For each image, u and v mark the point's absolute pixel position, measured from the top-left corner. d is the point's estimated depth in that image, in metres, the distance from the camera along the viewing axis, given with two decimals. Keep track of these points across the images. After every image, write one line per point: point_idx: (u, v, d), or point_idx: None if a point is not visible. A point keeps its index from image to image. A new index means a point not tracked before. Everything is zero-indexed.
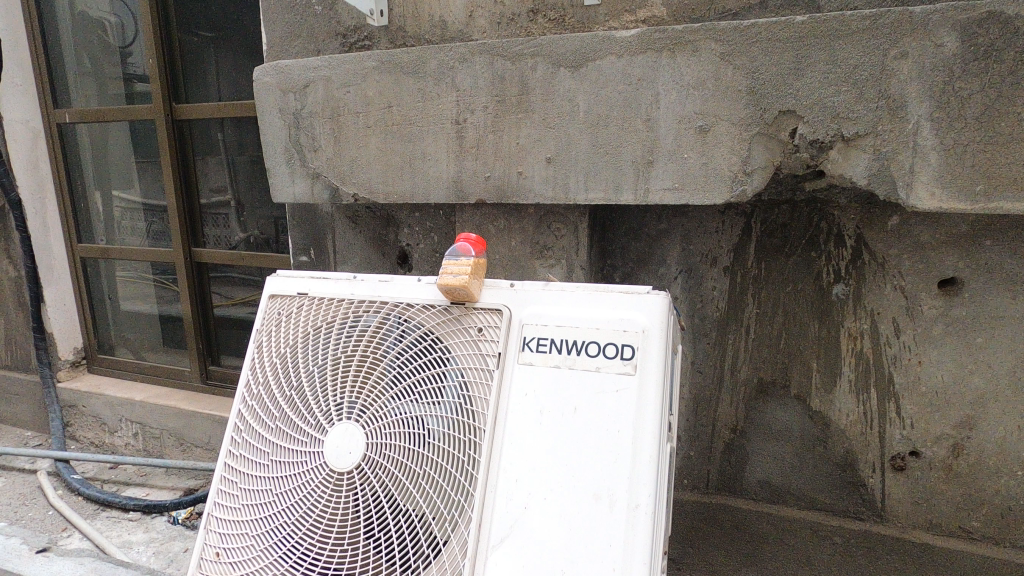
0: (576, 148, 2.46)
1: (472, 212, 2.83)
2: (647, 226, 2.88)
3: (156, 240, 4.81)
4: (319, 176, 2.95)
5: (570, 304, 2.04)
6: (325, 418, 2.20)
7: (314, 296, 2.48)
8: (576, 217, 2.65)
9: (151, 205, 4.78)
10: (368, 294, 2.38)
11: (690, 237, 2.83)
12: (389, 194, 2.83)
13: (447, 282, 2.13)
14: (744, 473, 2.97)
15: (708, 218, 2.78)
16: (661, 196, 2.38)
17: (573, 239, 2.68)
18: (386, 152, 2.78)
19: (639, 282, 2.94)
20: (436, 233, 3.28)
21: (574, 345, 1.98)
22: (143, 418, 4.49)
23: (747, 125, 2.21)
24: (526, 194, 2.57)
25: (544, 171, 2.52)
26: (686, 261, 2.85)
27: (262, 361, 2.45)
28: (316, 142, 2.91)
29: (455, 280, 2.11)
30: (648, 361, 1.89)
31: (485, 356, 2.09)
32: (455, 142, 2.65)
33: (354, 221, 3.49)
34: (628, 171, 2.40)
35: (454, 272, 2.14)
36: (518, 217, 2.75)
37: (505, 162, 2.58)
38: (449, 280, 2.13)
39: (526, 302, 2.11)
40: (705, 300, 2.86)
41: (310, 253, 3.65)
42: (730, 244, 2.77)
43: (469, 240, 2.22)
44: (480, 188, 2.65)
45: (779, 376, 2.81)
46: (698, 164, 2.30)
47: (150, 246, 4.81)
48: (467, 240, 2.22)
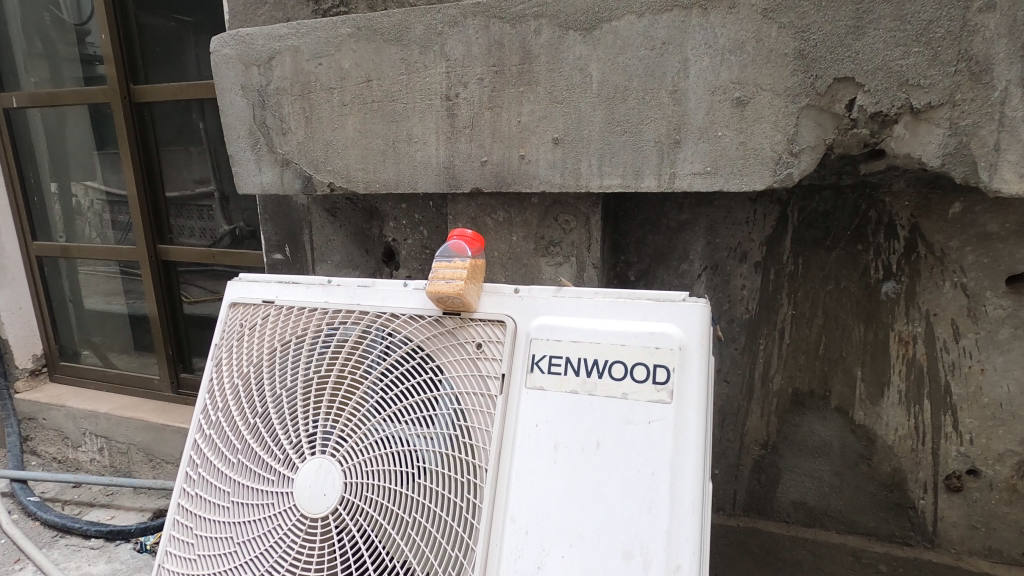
0: (588, 127, 2.09)
1: (466, 204, 2.45)
2: (667, 217, 2.52)
3: (119, 236, 4.41)
4: (289, 163, 2.56)
5: (587, 315, 1.69)
6: (295, 453, 1.85)
7: (282, 305, 2.11)
8: (588, 208, 2.28)
9: (112, 198, 4.36)
10: (345, 302, 2.01)
11: (716, 229, 2.47)
12: (370, 184, 2.45)
13: (438, 288, 1.76)
14: (776, 493, 2.65)
15: (738, 207, 2.43)
16: (689, 183, 2.02)
17: (584, 234, 2.31)
18: (366, 135, 2.40)
19: (657, 281, 2.59)
20: (426, 227, 2.90)
21: (594, 366, 1.62)
22: (110, 432, 4.11)
23: (794, 97, 1.85)
24: (529, 182, 2.21)
25: (550, 154, 2.15)
26: (711, 256, 2.50)
27: (222, 383, 2.09)
28: (285, 124, 2.51)
29: (449, 286, 1.74)
30: (687, 387, 1.54)
31: (486, 379, 1.74)
32: (445, 121, 2.27)
33: (333, 214, 3.11)
34: (651, 153, 2.03)
35: (447, 276, 1.77)
36: (519, 208, 2.38)
37: (505, 144, 2.21)
38: (440, 286, 1.76)
39: (534, 312, 1.75)
40: (732, 300, 2.51)
41: (286, 251, 3.27)
42: (762, 237, 2.42)
43: (466, 239, 1.85)
44: (476, 175, 2.28)
45: (818, 386, 2.48)
46: (735, 144, 1.94)
47: (112, 243, 4.40)
48: (463, 238, 1.85)
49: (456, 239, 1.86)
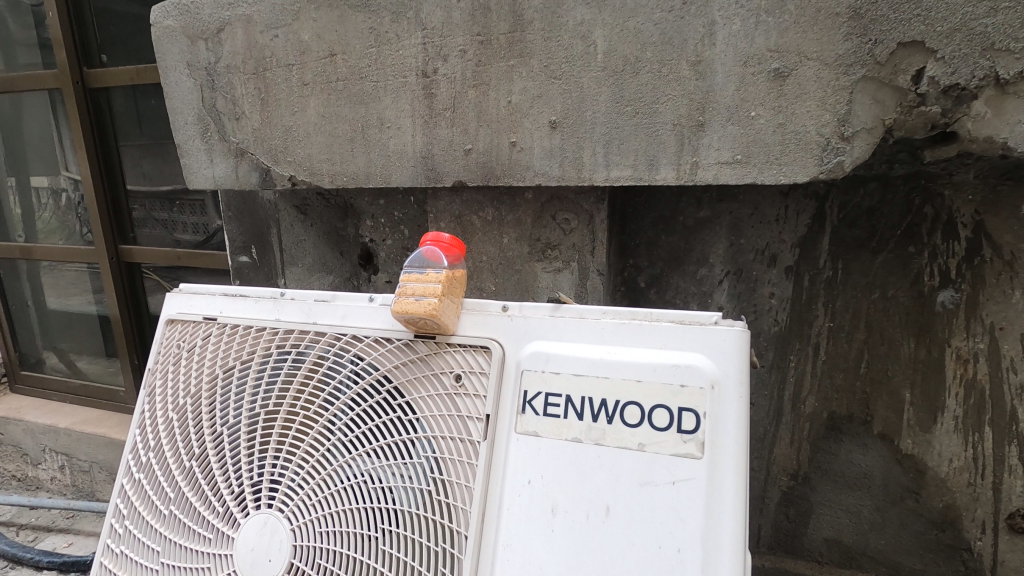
0: (592, 107, 1.73)
1: (449, 200, 2.10)
2: (683, 215, 2.17)
3: (74, 235, 4.04)
4: (244, 154, 2.21)
5: (592, 342, 1.34)
6: (236, 507, 1.51)
7: (226, 323, 1.76)
8: (591, 204, 1.93)
9: (65, 192, 3.99)
10: (298, 320, 1.66)
11: (740, 228, 2.12)
12: (336, 177, 2.10)
13: (406, 306, 1.40)
14: (806, 530, 2.31)
15: (767, 202, 2.08)
16: (714, 174, 1.67)
17: (586, 235, 1.96)
18: (330, 119, 2.04)
19: (671, 288, 2.24)
20: (407, 226, 2.57)
21: (602, 407, 1.27)
22: (70, 449, 3.78)
23: (847, 67, 1.50)
24: (521, 174, 1.86)
25: (547, 141, 1.80)
26: (735, 260, 2.15)
27: (155, 416, 1.74)
28: (238, 108, 2.16)
29: (420, 305, 1.38)
30: (722, 437, 1.19)
31: (467, 420, 1.39)
32: (422, 102, 1.91)
33: (303, 211, 2.75)
34: (668, 138, 1.68)
35: (418, 292, 1.40)
36: (511, 204, 2.02)
37: (492, 129, 1.85)
38: (409, 304, 1.40)
39: (527, 337, 1.41)
40: (759, 310, 2.17)
41: (252, 252, 2.87)
42: (794, 238, 2.08)
43: (443, 244, 1.48)
44: (459, 166, 1.92)
45: (858, 409, 2.14)
46: (771, 127, 1.59)
47: (70, 242, 4.04)
48: (439, 243, 1.48)
49: (429, 243, 1.48)
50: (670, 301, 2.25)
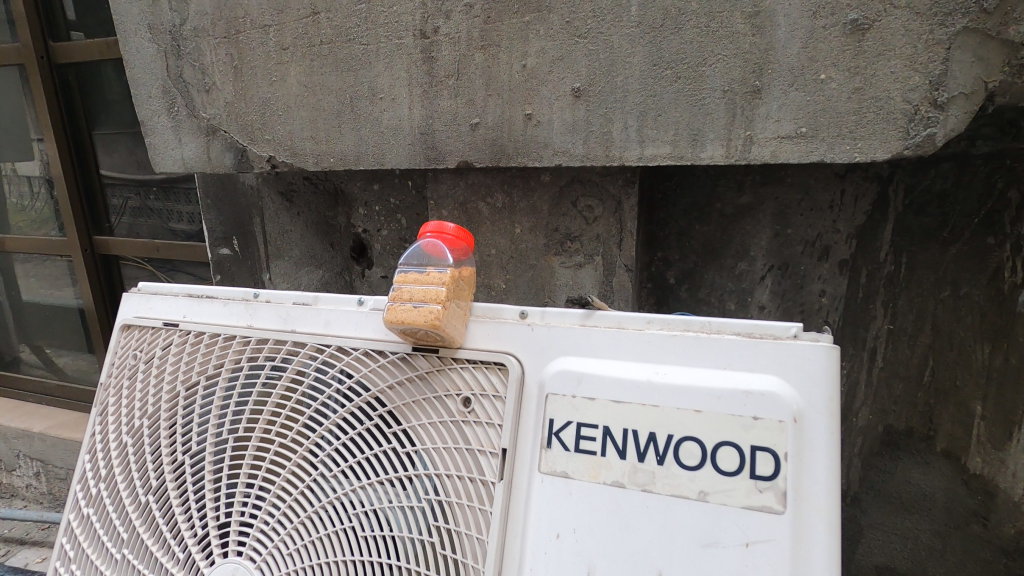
0: (624, 71, 1.45)
1: (452, 184, 1.82)
2: (721, 201, 1.89)
3: (37, 225, 3.72)
4: (216, 131, 1.93)
5: (636, 360, 1.07)
6: (199, 556, 1.24)
7: (189, 330, 1.48)
8: (618, 187, 1.65)
9: (25, 177, 3.66)
10: (274, 327, 1.39)
11: (786, 216, 1.85)
12: (321, 157, 1.81)
13: (401, 314, 1.11)
14: (855, 557, 2.04)
15: (819, 187, 1.80)
16: (772, 151, 1.38)
17: (612, 224, 1.68)
18: (313, 90, 1.75)
19: (706, 285, 1.97)
20: (404, 215, 2.29)
21: (651, 444, 1.01)
22: (45, 455, 3.52)
23: (943, 14, 1.20)
24: (537, 152, 1.57)
25: (568, 113, 1.52)
26: (780, 252, 1.88)
27: (106, 440, 1.47)
28: (208, 78, 1.87)
29: (420, 313, 1.10)
30: (810, 488, 0.93)
31: (478, 454, 1.12)
32: (420, 68, 1.62)
33: (289, 198, 2.40)
34: (716, 108, 1.40)
35: (417, 297, 1.12)
36: (524, 189, 1.74)
37: (503, 99, 1.57)
38: (405, 311, 1.11)
39: (552, 352, 1.14)
40: (806, 310, 1.90)
41: (233, 245, 2.49)
42: (851, 227, 1.80)
43: (447, 237, 1.20)
44: (464, 143, 1.64)
45: (918, 423, 1.88)
46: (846, 93, 1.31)
47: (34, 232, 3.73)
48: (442, 235, 1.20)
49: (429, 236, 1.20)
50: (704, 299, 1.98)
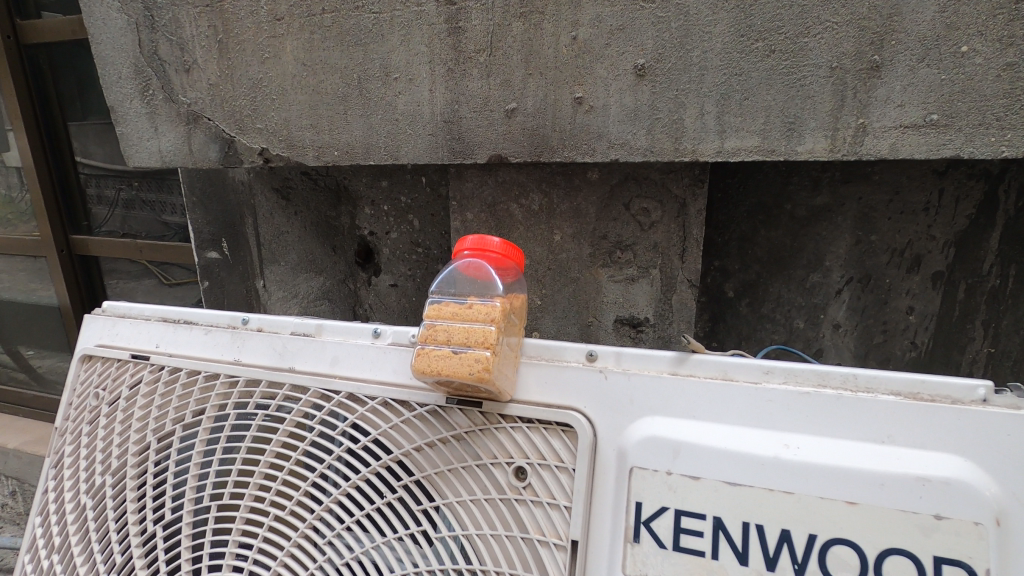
0: (702, 43, 1.20)
1: (478, 182, 1.54)
2: (792, 202, 1.62)
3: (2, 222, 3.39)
4: (198, 119, 1.63)
5: (755, 426, 0.80)
6: None
7: (162, 365, 1.19)
8: (683, 187, 1.37)
9: None
10: (268, 363, 1.11)
11: (871, 220, 1.57)
12: (323, 150, 1.53)
13: (436, 362, 0.83)
14: None
15: (913, 186, 1.52)
16: (893, 143, 1.24)
17: (673, 231, 1.41)
18: (313, 69, 1.46)
19: (770, 299, 1.71)
20: (416, 216, 2.07)
21: (783, 545, 0.75)
22: (20, 474, 3.24)
23: None
24: (589, 144, 1.30)
25: (630, 97, 1.25)
26: (861, 262, 1.61)
27: (61, 500, 1.18)
28: (188, 55, 1.58)
29: (461, 361, 0.82)
30: None
31: (541, 546, 0.85)
32: (444, 41, 1.33)
33: (285, 196, 2.08)
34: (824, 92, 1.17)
35: (456, 340, 0.83)
36: (566, 189, 1.46)
37: (548, 79, 1.29)
38: (442, 357, 0.83)
39: (635, 409, 0.86)
40: (890, 329, 1.64)
41: (221, 248, 2.10)
42: (949, 234, 1.53)
43: (490, 255, 0.92)
44: (497, 133, 1.36)
45: None
46: (994, 69, 1.15)
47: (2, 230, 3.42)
48: (484, 251, 0.92)
49: (467, 253, 0.93)
50: (768, 315, 1.72)
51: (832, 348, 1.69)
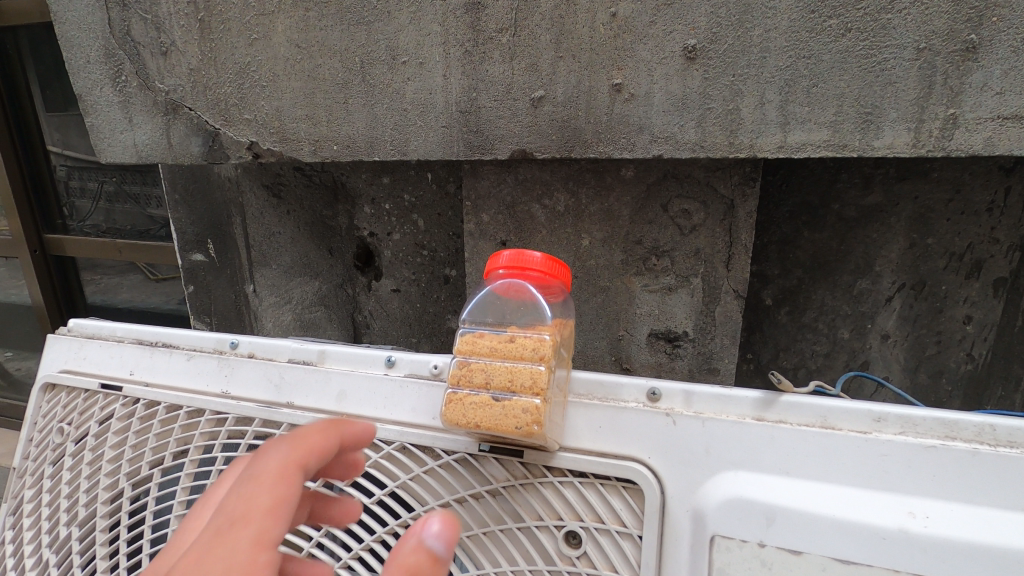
0: (764, 21, 1.00)
1: (495, 179, 1.38)
2: (839, 202, 1.47)
3: None
4: (178, 109, 1.45)
5: (869, 489, 0.65)
6: None
7: (136, 397, 1.02)
8: (731, 187, 1.22)
9: None
10: (264, 396, 0.95)
11: (927, 221, 1.43)
12: (320, 144, 1.36)
13: (473, 410, 0.68)
14: None
15: (977, 184, 1.37)
16: (987, 138, 0.97)
17: (717, 236, 1.26)
18: (308, 51, 1.28)
19: (812, 307, 1.57)
20: (421, 215, 1.91)
21: None
22: None
23: None
24: (627, 138, 1.14)
25: (677, 83, 1.08)
26: (915, 267, 1.46)
27: (17, 553, 1.00)
28: (164, 36, 1.39)
29: (505, 410, 0.66)
30: None
31: None
32: (460, 19, 1.16)
33: (277, 192, 1.87)
34: (905, 74, 0.97)
35: (499, 382, 0.68)
36: (596, 188, 1.30)
37: (581, 64, 1.12)
38: (482, 405, 0.67)
39: (714, 462, 0.71)
40: (944, 340, 1.50)
41: (207, 249, 1.89)
42: (1015, 236, 1.37)
43: (529, 275, 0.75)
44: (521, 125, 1.20)
45: None
46: None
47: None
48: (521, 270, 0.75)
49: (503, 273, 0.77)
50: (809, 324, 1.58)
51: (879, 360, 1.55)
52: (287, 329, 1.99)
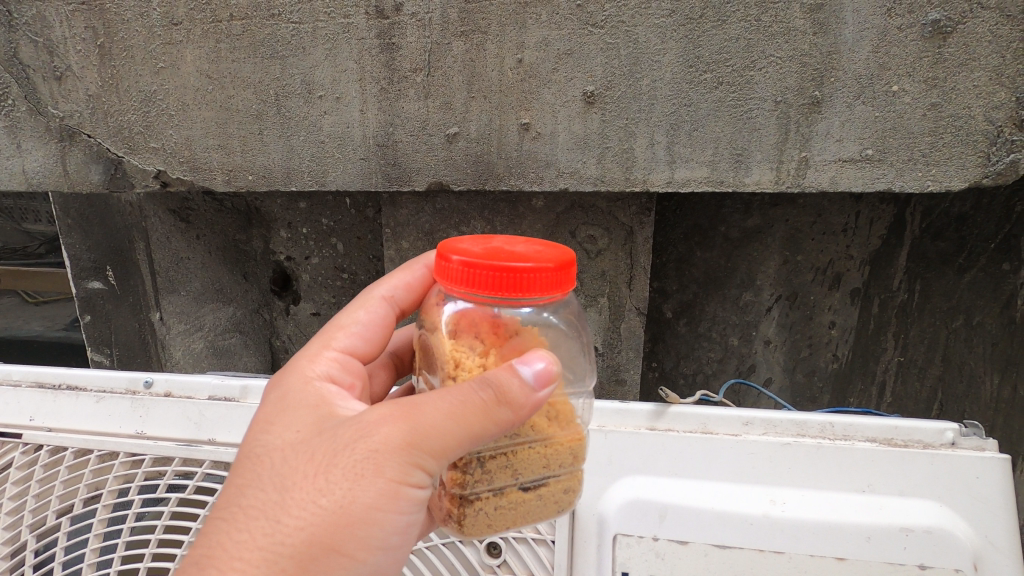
0: (651, 72, 1.13)
1: (413, 207, 1.43)
2: (725, 223, 1.66)
3: None
4: (74, 135, 1.39)
5: (742, 482, 0.76)
6: None
7: (38, 444, 0.98)
8: (631, 215, 1.36)
9: None
10: (179, 435, 0.95)
11: (797, 240, 1.63)
12: (234, 174, 1.35)
13: (464, 527, 0.61)
14: None
15: (833, 209, 1.59)
16: (832, 177, 1.16)
17: (616, 259, 1.39)
18: (218, 82, 1.28)
19: (706, 318, 1.75)
20: (340, 239, 1.92)
21: None
22: None
23: None
24: (533, 170, 1.24)
25: (579, 124, 1.19)
26: (789, 280, 1.67)
27: None
28: (59, 60, 1.33)
29: (504, 503, 0.62)
30: None
31: None
32: (375, 57, 1.21)
33: (184, 217, 1.79)
34: (766, 122, 1.14)
35: (485, 475, 0.60)
36: (509, 216, 1.39)
37: (491, 104, 1.21)
38: (476, 516, 0.61)
39: (616, 469, 0.81)
40: (814, 343, 1.71)
41: (107, 277, 1.79)
42: (865, 253, 1.61)
43: (532, 283, 0.58)
44: (437, 159, 1.27)
45: None
46: (921, 109, 1.09)
47: None
48: (474, 262, 0.59)
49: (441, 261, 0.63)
50: (704, 333, 1.76)
51: (764, 362, 1.75)
52: (199, 358, 1.91)
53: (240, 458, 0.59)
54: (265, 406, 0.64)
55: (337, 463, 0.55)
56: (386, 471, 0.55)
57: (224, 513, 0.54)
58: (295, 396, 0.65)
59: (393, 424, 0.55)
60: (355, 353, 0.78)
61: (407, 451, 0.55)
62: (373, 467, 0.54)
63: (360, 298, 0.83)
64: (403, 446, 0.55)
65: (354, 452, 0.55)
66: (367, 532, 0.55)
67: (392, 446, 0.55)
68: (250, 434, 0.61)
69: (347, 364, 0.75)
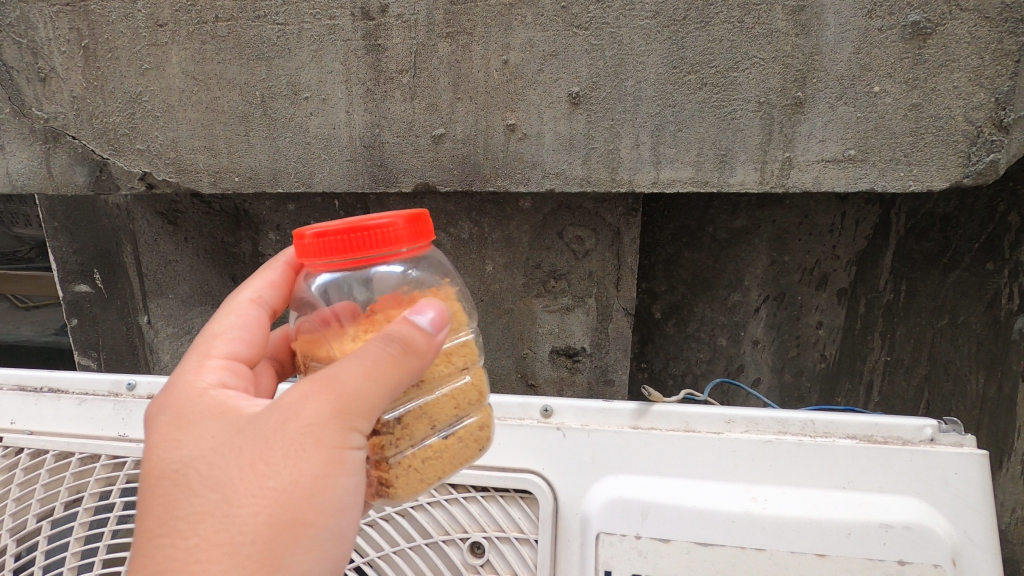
0: (636, 73, 1.14)
1: (400, 209, 1.43)
2: (712, 224, 1.66)
3: None
4: (58, 137, 1.39)
5: (724, 480, 0.77)
6: None
7: (19, 447, 0.97)
8: (618, 215, 1.36)
9: None
10: None
11: (784, 241, 1.64)
12: (219, 176, 1.35)
13: (401, 490, 0.64)
14: None
15: (820, 210, 1.60)
16: (816, 177, 1.17)
17: (603, 259, 1.40)
18: (204, 83, 1.28)
19: (695, 318, 1.75)
20: None
21: None
22: None
23: (1005, 17, 1.01)
24: (519, 171, 1.24)
25: (564, 125, 1.20)
26: (776, 280, 1.68)
27: None
28: (43, 62, 1.32)
29: (428, 454, 0.65)
30: None
31: None
32: (361, 59, 1.21)
33: (172, 220, 1.78)
34: (750, 123, 1.14)
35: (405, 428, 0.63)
36: (496, 217, 1.40)
37: (477, 105, 1.21)
38: (406, 473, 0.65)
39: (600, 468, 0.81)
40: (802, 343, 1.72)
41: (94, 280, 1.78)
42: (851, 253, 1.62)
43: (384, 235, 0.61)
44: (423, 160, 1.27)
45: None
46: (902, 110, 1.10)
47: None
48: (325, 230, 0.60)
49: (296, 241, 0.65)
50: (693, 334, 1.77)
51: (752, 363, 1.75)
52: None
53: (154, 482, 0.57)
54: (158, 428, 0.60)
55: (263, 449, 0.55)
56: (322, 447, 0.56)
57: (165, 533, 0.53)
58: (190, 410, 0.61)
59: (318, 399, 0.56)
60: (240, 359, 0.72)
61: (337, 419, 0.57)
62: (313, 443, 0.55)
63: (224, 304, 0.76)
64: (332, 417, 0.56)
65: (281, 438, 0.55)
66: (323, 501, 0.57)
67: (320, 422, 0.56)
68: (156, 457, 0.58)
69: (236, 370, 0.68)
